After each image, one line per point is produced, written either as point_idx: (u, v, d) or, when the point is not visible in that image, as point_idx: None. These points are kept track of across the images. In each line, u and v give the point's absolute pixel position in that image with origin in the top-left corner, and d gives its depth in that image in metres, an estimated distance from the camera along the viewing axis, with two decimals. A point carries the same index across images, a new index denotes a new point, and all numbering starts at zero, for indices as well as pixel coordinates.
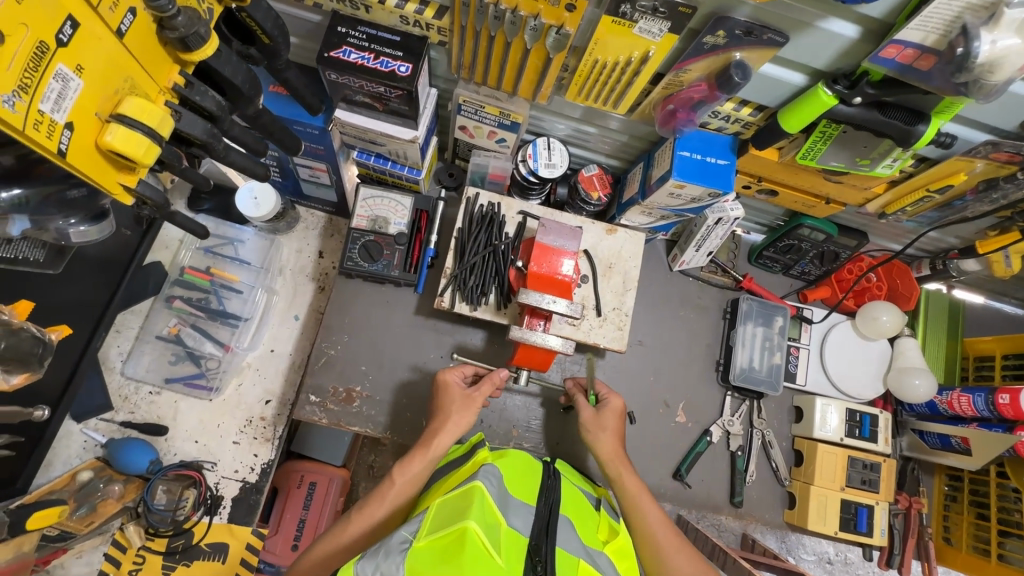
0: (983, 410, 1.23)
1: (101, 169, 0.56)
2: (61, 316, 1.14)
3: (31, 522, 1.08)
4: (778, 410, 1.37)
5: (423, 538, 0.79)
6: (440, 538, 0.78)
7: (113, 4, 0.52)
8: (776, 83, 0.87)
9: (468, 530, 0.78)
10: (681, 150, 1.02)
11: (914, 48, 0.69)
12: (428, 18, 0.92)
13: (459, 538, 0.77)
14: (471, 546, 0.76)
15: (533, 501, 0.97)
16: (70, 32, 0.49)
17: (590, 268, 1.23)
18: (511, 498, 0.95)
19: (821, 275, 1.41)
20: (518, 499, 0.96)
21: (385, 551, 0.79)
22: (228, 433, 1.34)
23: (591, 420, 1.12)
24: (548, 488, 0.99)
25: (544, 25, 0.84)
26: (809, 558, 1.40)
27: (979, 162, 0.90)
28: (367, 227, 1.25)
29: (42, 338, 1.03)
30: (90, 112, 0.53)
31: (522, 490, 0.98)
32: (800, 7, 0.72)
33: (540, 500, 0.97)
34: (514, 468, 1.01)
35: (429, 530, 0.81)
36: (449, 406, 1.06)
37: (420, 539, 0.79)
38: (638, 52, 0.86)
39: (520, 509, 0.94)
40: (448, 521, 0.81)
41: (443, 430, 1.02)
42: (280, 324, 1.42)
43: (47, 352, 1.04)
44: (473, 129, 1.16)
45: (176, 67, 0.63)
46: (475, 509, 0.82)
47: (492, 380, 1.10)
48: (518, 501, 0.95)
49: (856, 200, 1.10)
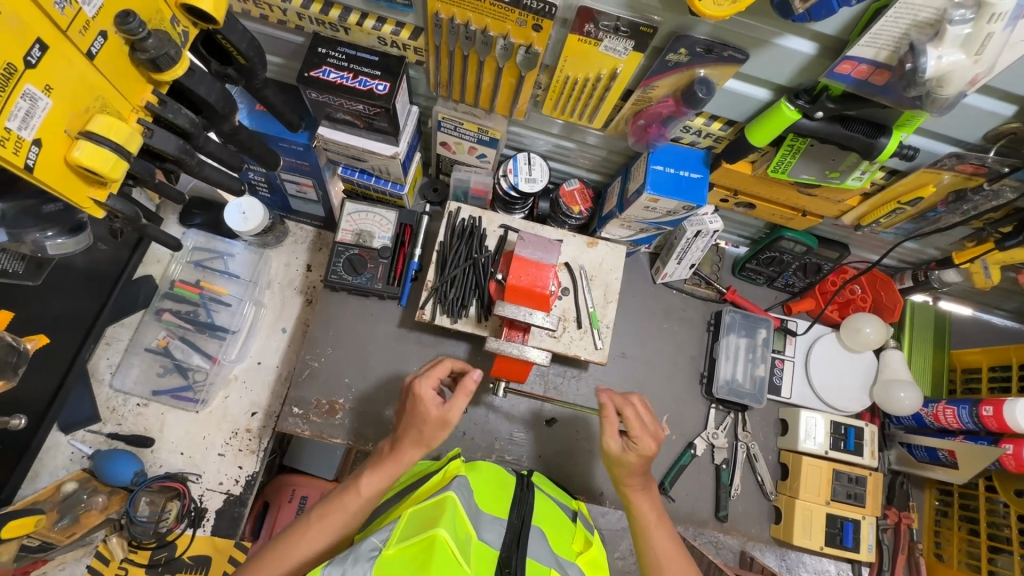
0: (968, 423, 1.21)
1: (70, 184, 0.58)
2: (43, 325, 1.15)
3: (5, 530, 1.08)
4: (763, 423, 1.36)
5: (392, 546, 0.80)
6: (410, 546, 0.79)
7: (83, 28, 0.55)
8: (743, 98, 0.88)
9: (439, 538, 0.78)
10: (654, 164, 1.04)
11: (867, 64, 0.71)
12: (404, 39, 0.95)
13: (428, 545, 0.78)
14: (440, 554, 0.77)
15: (505, 514, 0.97)
16: (38, 55, 0.51)
17: (570, 281, 1.24)
18: (482, 513, 0.95)
19: (805, 287, 1.42)
20: (489, 513, 0.96)
21: (353, 558, 0.80)
22: (214, 445, 1.35)
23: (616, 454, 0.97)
24: (520, 499, 0.99)
25: (513, 44, 0.87)
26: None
27: (946, 174, 0.92)
28: (351, 241, 1.27)
29: (17, 347, 1.06)
30: (58, 130, 0.55)
31: (493, 504, 0.98)
32: (757, 25, 0.74)
33: (513, 512, 0.97)
34: (485, 484, 1.01)
35: (400, 537, 0.81)
36: (422, 424, 0.97)
37: (389, 546, 0.80)
38: (606, 70, 0.88)
39: (491, 523, 0.94)
40: (420, 527, 0.82)
41: (405, 445, 0.99)
42: (267, 337, 1.44)
43: (22, 362, 1.07)
44: (453, 145, 1.19)
45: (150, 86, 0.65)
46: (447, 517, 0.82)
47: (466, 391, 1.00)
48: (489, 515, 0.96)
49: (832, 212, 1.11)
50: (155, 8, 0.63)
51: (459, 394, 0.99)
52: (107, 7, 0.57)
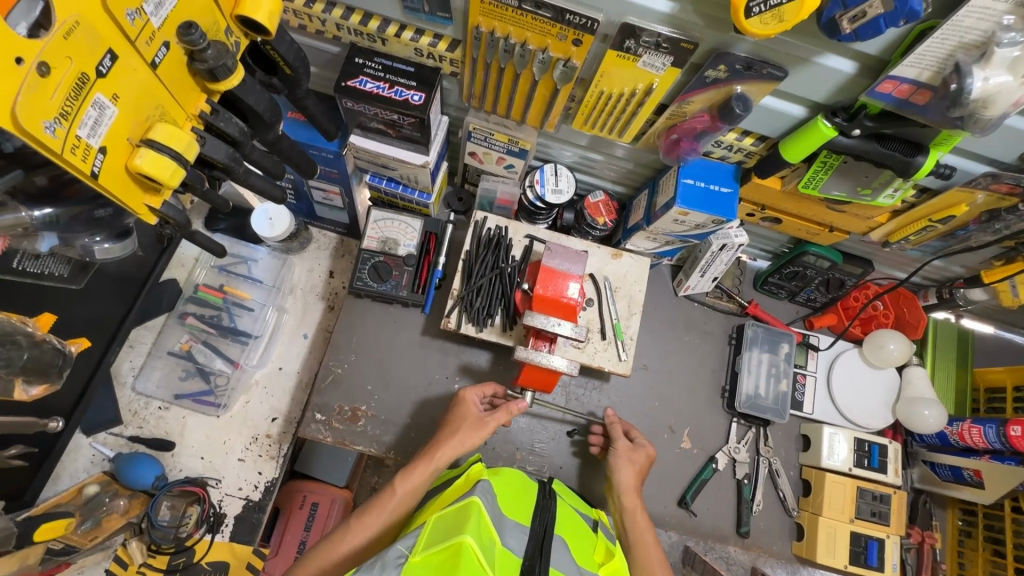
0: (994, 442, 1.20)
1: (128, 190, 0.59)
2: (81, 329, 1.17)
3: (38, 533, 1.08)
4: (785, 438, 1.35)
5: (419, 553, 0.79)
6: (435, 554, 0.78)
7: (149, 38, 0.56)
8: (778, 115, 0.89)
9: (465, 546, 0.77)
10: (685, 177, 1.04)
11: (910, 83, 0.72)
12: (441, 51, 0.96)
13: (454, 553, 0.77)
14: (466, 561, 0.75)
15: (527, 522, 0.96)
16: (109, 64, 0.52)
17: (595, 291, 1.24)
18: (506, 518, 0.94)
19: (827, 302, 1.42)
20: (514, 519, 0.95)
21: (381, 566, 0.79)
22: (234, 450, 1.35)
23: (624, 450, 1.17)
24: (543, 507, 0.98)
25: (552, 58, 0.88)
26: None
27: (980, 194, 0.92)
28: (377, 247, 1.28)
29: (62, 349, 1.08)
30: (122, 137, 0.56)
31: (516, 510, 0.97)
32: (798, 43, 0.75)
33: (536, 520, 0.96)
34: (508, 488, 1.00)
35: (426, 545, 0.81)
36: (462, 422, 1.08)
37: (415, 554, 0.79)
38: (642, 84, 0.89)
39: (515, 530, 0.93)
40: (445, 535, 0.81)
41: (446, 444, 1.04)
42: (289, 342, 1.44)
43: (66, 364, 1.10)
44: (482, 155, 1.20)
45: (203, 95, 0.67)
46: (472, 525, 0.81)
47: (507, 410, 1.10)
48: (512, 521, 0.94)
49: (860, 228, 1.12)
50: (212, 20, 0.65)
51: (503, 409, 1.10)
52: (171, 18, 0.58)
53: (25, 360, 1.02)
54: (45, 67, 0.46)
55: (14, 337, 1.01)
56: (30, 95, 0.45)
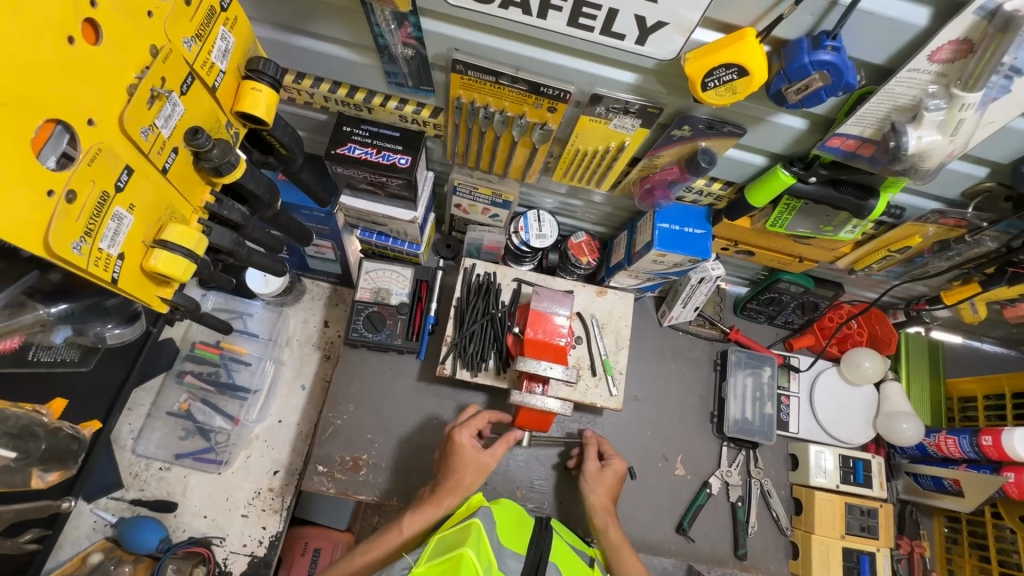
0: (969, 451, 1.26)
1: (143, 288, 0.63)
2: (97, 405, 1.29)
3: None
4: (774, 459, 1.41)
5: (423, 563, 0.79)
6: (437, 564, 0.79)
7: (160, 148, 0.61)
8: (741, 164, 0.96)
9: (466, 557, 0.77)
10: (661, 222, 1.11)
11: (855, 138, 0.79)
12: (424, 117, 1.02)
13: (455, 563, 0.77)
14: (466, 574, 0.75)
15: (524, 550, 0.97)
16: (127, 178, 0.57)
17: (583, 330, 1.30)
18: (502, 548, 0.94)
19: (804, 324, 1.48)
20: (510, 548, 0.95)
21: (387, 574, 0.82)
22: (237, 506, 1.37)
23: (592, 472, 1.20)
24: (538, 537, 0.99)
25: (529, 122, 0.94)
26: None
27: (931, 226, 1.00)
28: (370, 298, 1.31)
29: (77, 435, 1.19)
30: (138, 241, 0.60)
31: (513, 539, 0.98)
32: (753, 106, 0.82)
33: (531, 548, 0.97)
34: (508, 517, 1.01)
35: (430, 556, 0.81)
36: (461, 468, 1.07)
37: (419, 565, 0.80)
38: (615, 143, 0.96)
39: (511, 558, 0.94)
40: (447, 549, 0.81)
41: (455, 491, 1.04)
42: (287, 394, 1.47)
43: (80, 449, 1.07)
44: (467, 206, 1.26)
45: (208, 187, 0.72)
46: (474, 539, 0.82)
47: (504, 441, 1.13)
48: (508, 551, 0.95)
49: (827, 258, 1.19)
50: (214, 119, 0.70)
51: (501, 443, 1.12)
52: (178, 126, 0.63)
53: (44, 451, 1.12)
54: (72, 194, 0.50)
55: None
56: (59, 221, 0.49)
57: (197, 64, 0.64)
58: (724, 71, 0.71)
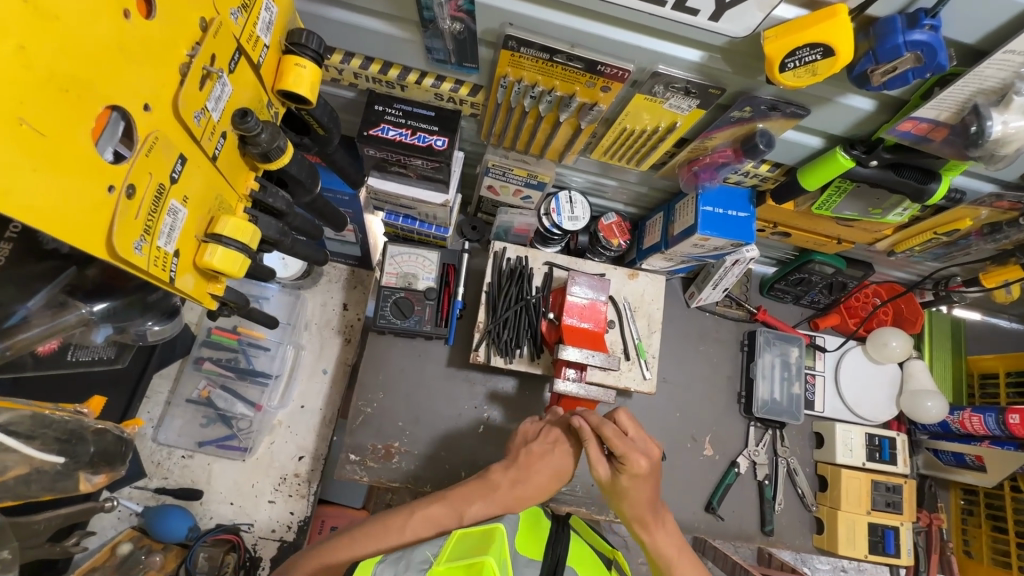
0: (994, 429, 1.28)
1: (197, 286, 0.58)
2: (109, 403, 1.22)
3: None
4: (799, 437, 1.42)
5: (441, 564, 0.73)
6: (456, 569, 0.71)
7: (211, 133, 0.55)
8: (796, 146, 0.92)
9: (486, 567, 0.69)
10: (705, 204, 1.07)
11: (929, 122, 0.76)
12: (463, 95, 0.96)
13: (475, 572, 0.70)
14: None
15: (540, 556, 0.88)
16: (180, 168, 0.52)
17: (616, 313, 1.27)
18: (519, 555, 0.85)
19: (830, 304, 1.48)
20: (525, 554, 0.86)
21: (404, 564, 0.75)
22: (264, 493, 1.36)
23: (609, 480, 0.95)
24: (555, 539, 0.90)
25: (579, 102, 0.89)
26: (822, 567, 1.47)
27: (984, 210, 0.98)
28: (397, 284, 1.27)
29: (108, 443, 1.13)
30: (191, 236, 0.56)
31: (534, 542, 0.91)
32: (824, 87, 0.78)
33: (549, 552, 0.88)
34: (524, 519, 0.93)
35: (449, 557, 0.74)
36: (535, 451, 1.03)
37: (438, 564, 0.73)
38: (665, 123, 0.91)
39: (526, 566, 0.85)
40: (467, 553, 0.74)
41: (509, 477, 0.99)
42: (309, 380, 1.44)
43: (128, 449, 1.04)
44: (499, 188, 1.20)
45: (252, 173, 0.67)
46: (496, 546, 0.74)
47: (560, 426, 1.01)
48: (524, 556, 0.85)
49: (867, 239, 1.18)
50: (257, 99, 0.64)
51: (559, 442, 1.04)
52: (226, 107, 0.57)
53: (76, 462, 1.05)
54: (131, 189, 0.45)
55: (83, 434, 0.93)
56: (121, 220, 0.44)
57: (243, 37, 0.58)
58: (807, 51, 0.66)
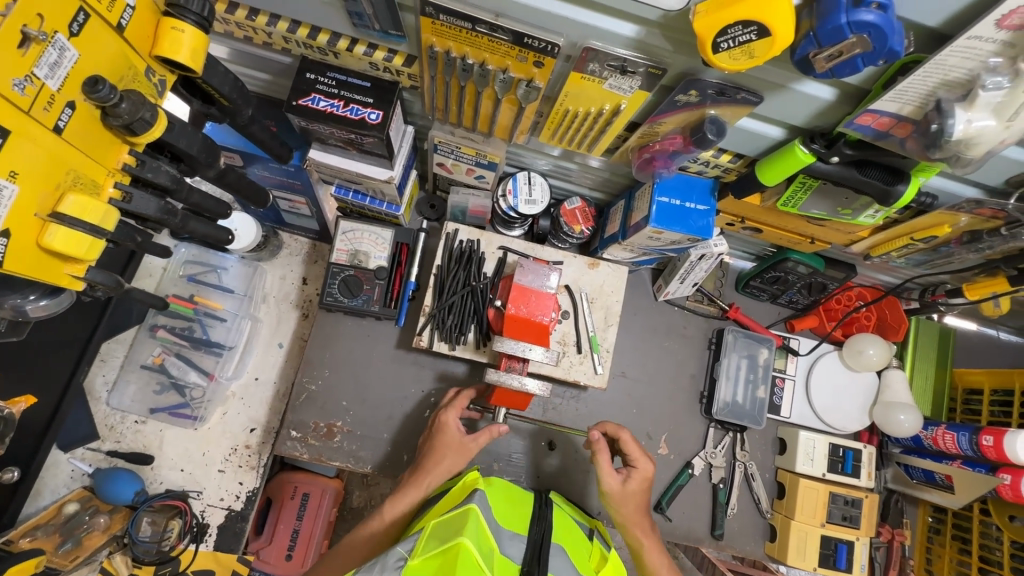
0: (966, 449, 1.21)
1: (44, 266, 0.58)
2: (36, 371, 1.22)
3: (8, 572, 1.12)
4: (762, 442, 1.36)
5: (418, 555, 0.75)
6: (433, 556, 0.74)
7: (47, 104, 0.53)
8: (755, 136, 0.84)
9: (463, 547, 0.73)
10: (660, 194, 1.00)
11: (889, 117, 0.67)
12: (397, 65, 0.89)
13: (452, 556, 0.72)
14: (464, 563, 0.71)
15: (525, 530, 0.93)
16: (0, 142, 0.50)
17: (570, 303, 1.21)
18: (503, 528, 0.91)
19: (809, 304, 1.39)
20: (509, 529, 0.92)
21: (380, 567, 0.75)
22: (214, 462, 1.36)
23: (617, 489, 0.99)
24: (539, 516, 0.95)
25: (514, 78, 0.82)
26: None
27: (963, 216, 0.89)
28: (347, 261, 1.23)
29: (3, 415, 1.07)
30: (28, 215, 0.54)
31: (513, 520, 0.94)
32: (774, 71, 0.69)
33: (533, 528, 0.93)
34: (503, 500, 0.98)
35: (425, 546, 0.76)
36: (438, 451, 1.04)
37: (414, 557, 0.75)
38: (610, 105, 0.83)
39: (512, 539, 0.90)
40: (443, 539, 0.76)
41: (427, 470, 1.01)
42: (264, 352, 1.43)
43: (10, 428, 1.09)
44: (450, 166, 1.14)
45: (125, 146, 0.64)
46: (472, 527, 0.77)
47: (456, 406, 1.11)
48: (508, 531, 0.91)
49: (842, 240, 1.08)
50: (126, 66, 0.60)
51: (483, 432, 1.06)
52: (72, 76, 0.55)
53: None
54: None
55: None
56: None
57: None
58: (740, 30, 0.58)
